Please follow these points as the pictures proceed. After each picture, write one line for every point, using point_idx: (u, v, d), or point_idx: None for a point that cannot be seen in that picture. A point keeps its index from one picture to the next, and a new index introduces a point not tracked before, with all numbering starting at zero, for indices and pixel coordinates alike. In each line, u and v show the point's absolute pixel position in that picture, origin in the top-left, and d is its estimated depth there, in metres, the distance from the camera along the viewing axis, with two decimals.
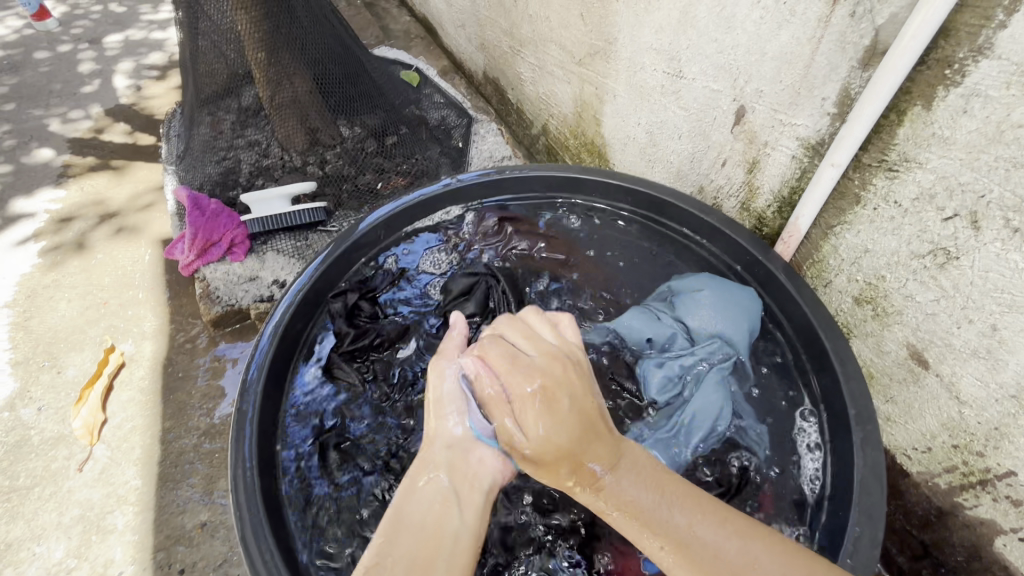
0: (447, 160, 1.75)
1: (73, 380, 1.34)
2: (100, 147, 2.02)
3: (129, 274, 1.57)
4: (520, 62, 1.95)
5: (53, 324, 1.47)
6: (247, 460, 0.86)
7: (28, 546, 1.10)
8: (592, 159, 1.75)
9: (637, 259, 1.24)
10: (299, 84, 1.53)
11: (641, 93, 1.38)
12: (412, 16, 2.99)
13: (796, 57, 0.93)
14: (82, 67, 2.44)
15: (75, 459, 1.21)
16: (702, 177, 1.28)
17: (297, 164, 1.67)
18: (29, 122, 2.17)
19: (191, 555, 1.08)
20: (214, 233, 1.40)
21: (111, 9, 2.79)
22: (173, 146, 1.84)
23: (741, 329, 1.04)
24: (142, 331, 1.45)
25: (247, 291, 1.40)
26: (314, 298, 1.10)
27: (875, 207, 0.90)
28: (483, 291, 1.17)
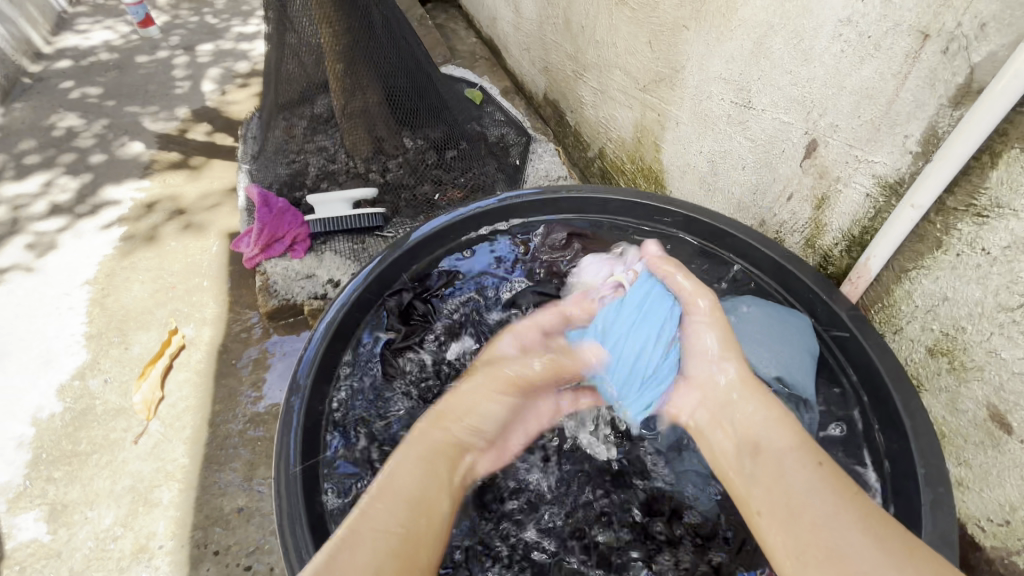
0: (503, 176, 1.78)
1: (138, 357, 1.43)
2: (184, 144, 2.18)
3: (198, 262, 1.68)
4: (582, 86, 1.98)
5: (126, 303, 1.57)
6: (293, 457, 0.87)
7: (81, 509, 1.16)
8: (648, 184, 1.74)
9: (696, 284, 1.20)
10: (370, 96, 1.61)
11: (706, 122, 1.36)
12: (478, 38, 3.10)
13: (877, 92, 0.90)
14: (176, 71, 2.65)
15: (132, 432, 1.28)
16: (764, 211, 1.25)
17: (361, 170, 1.74)
18: (125, 118, 2.37)
19: (226, 537, 1.11)
20: (279, 230, 1.48)
21: (207, 21, 3.04)
22: (249, 146, 1.97)
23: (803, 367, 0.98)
24: (203, 317, 1.53)
25: (303, 287, 1.46)
26: (368, 301, 1.12)
27: (958, 254, 0.85)
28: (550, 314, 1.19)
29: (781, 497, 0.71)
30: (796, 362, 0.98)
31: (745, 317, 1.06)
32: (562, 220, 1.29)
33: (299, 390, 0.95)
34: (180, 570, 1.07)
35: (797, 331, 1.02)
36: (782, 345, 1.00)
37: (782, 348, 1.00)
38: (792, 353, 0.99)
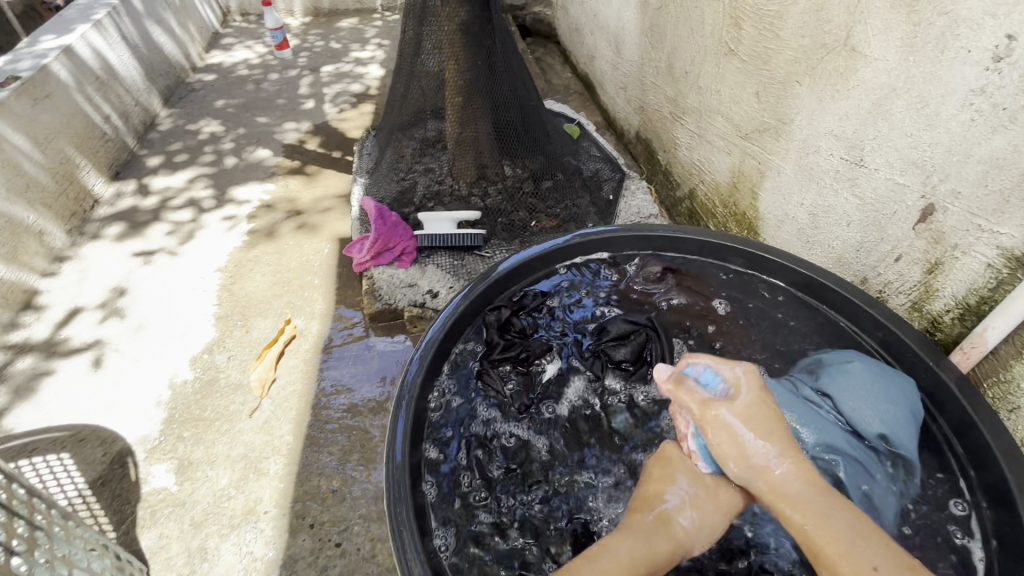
0: (595, 209, 1.86)
1: (256, 340, 1.61)
2: (306, 155, 2.43)
3: (311, 262, 1.87)
4: (679, 128, 2.03)
5: (250, 291, 1.78)
6: (398, 452, 0.94)
7: (203, 468, 1.32)
8: (740, 229, 1.75)
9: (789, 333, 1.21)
10: (482, 125, 1.75)
11: (811, 175, 1.37)
12: (573, 74, 3.24)
13: (1010, 164, 0.90)
14: (302, 90, 2.97)
15: (248, 406, 1.44)
16: (867, 269, 1.24)
17: (464, 193, 1.86)
18: (257, 128, 2.68)
19: (321, 513, 1.22)
20: (390, 241, 1.63)
21: (331, 46, 3.39)
22: (363, 162, 2.18)
23: (907, 427, 0.95)
24: (313, 311, 1.70)
25: (405, 295, 1.58)
26: (473, 311, 1.20)
27: None
28: (642, 341, 1.23)
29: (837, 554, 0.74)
30: (897, 422, 0.95)
31: (851, 372, 1.02)
32: (657, 257, 1.34)
33: (404, 390, 1.03)
34: (281, 535, 1.19)
35: (902, 390, 0.98)
36: (889, 404, 0.97)
37: (889, 407, 0.96)
38: (899, 414, 0.96)
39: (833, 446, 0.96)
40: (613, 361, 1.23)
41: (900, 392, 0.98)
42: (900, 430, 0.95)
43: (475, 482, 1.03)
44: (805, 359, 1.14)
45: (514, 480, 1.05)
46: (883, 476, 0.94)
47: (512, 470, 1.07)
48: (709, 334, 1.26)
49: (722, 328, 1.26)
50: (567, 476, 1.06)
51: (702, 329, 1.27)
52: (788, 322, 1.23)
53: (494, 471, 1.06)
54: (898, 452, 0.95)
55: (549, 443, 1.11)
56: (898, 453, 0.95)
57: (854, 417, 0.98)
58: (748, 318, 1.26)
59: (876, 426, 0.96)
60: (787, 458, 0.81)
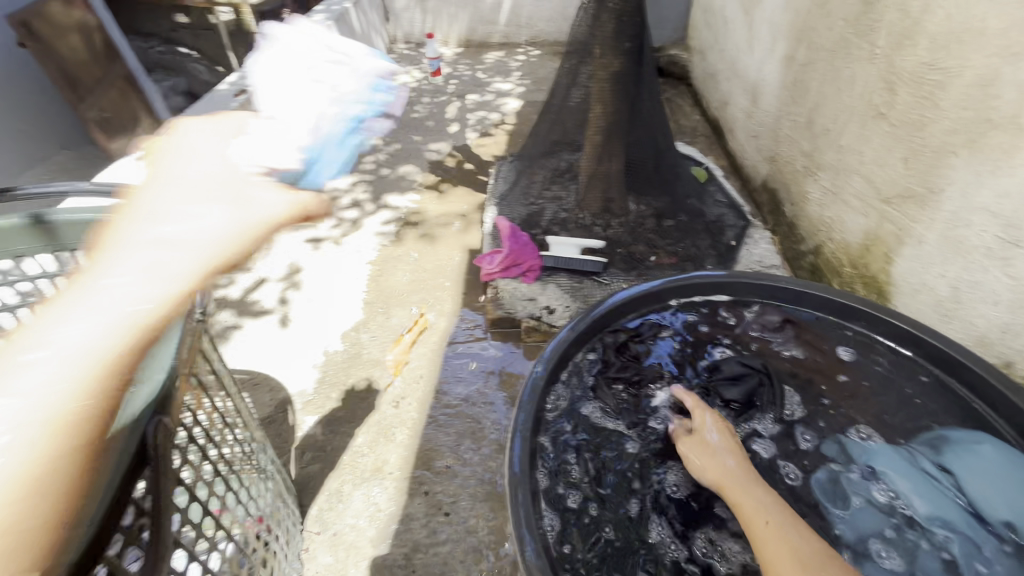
0: (714, 252, 1.91)
1: (394, 326, 1.87)
2: (447, 172, 2.74)
3: (445, 266, 2.12)
4: (811, 183, 2.02)
5: (392, 284, 2.06)
6: (521, 446, 1.03)
7: (344, 426, 1.57)
8: (867, 292, 1.71)
9: (912, 405, 1.19)
10: (616, 163, 1.89)
11: (957, 248, 1.33)
12: (703, 117, 3.29)
13: None
14: (448, 113, 3.34)
15: (383, 381, 1.69)
16: (1014, 353, 1.18)
17: (587, 223, 2.02)
18: (409, 144, 3.06)
19: (435, 484, 1.40)
20: (519, 258, 1.81)
21: (477, 76, 3.76)
22: (499, 183, 2.42)
23: None
24: (442, 309, 1.93)
25: (525, 307, 1.76)
26: (597, 326, 1.29)
27: None
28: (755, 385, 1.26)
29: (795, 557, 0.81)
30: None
31: (980, 453, 1.01)
32: (778, 308, 1.38)
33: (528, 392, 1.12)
34: (401, 494, 1.39)
35: None
36: (1018, 492, 0.96)
37: (1017, 495, 0.95)
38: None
39: (946, 522, 0.96)
40: (722, 399, 1.27)
41: None
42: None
43: (577, 484, 1.11)
44: (927, 434, 1.13)
45: (614, 497, 1.11)
46: (1007, 567, 0.91)
47: (613, 487, 1.13)
48: (824, 390, 1.27)
49: (840, 388, 1.26)
50: (665, 504, 1.10)
51: (818, 386, 1.27)
52: (912, 393, 1.20)
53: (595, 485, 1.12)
54: None
55: (652, 466, 1.15)
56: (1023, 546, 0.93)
57: (977, 498, 0.98)
58: (869, 382, 1.25)
59: (1000, 514, 0.95)
60: (737, 465, 0.99)
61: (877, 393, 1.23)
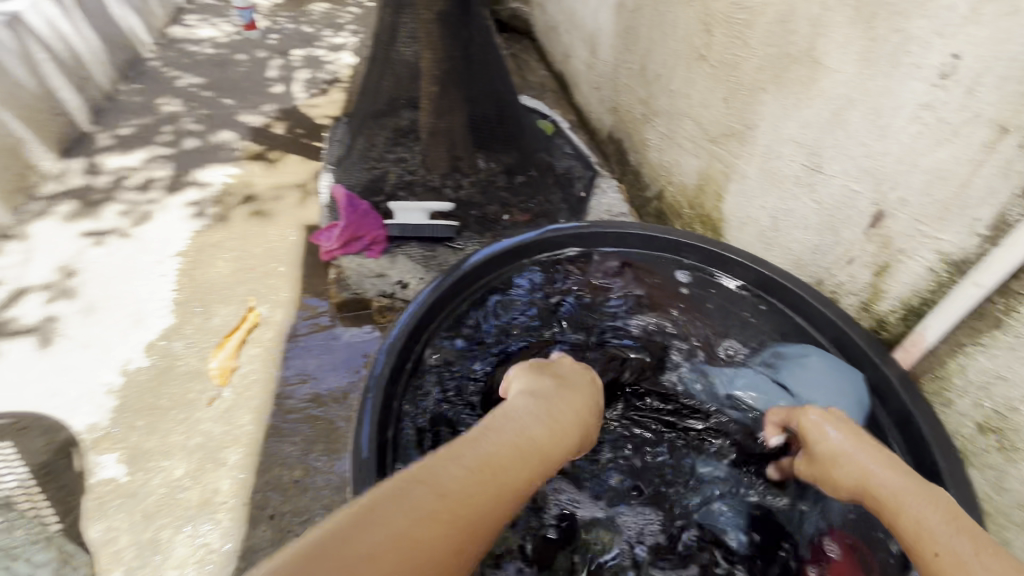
0: (566, 206, 1.89)
1: (217, 327, 1.56)
2: (273, 140, 2.36)
3: (277, 249, 1.82)
4: (649, 130, 2.07)
5: (211, 277, 1.72)
6: (365, 444, 0.94)
7: (157, 458, 1.27)
8: (705, 230, 1.80)
9: (748, 329, 1.26)
10: (456, 118, 1.74)
11: (772, 180, 1.43)
12: (549, 71, 3.26)
13: (951, 175, 0.96)
14: (270, 72, 2.88)
15: (207, 395, 1.39)
16: (822, 271, 1.30)
17: (436, 184, 1.85)
18: (221, 109, 2.58)
19: (283, 504, 1.19)
20: (361, 229, 1.59)
21: (302, 29, 3.29)
22: (334, 149, 2.13)
23: (851, 416, 1.05)
24: (277, 299, 1.65)
25: (373, 285, 1.59)
26: (440, 306, 1.20)
27: (1018, 336, 0.88)
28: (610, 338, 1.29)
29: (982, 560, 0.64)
30: (842, 412, 1.05)
31: (808, 366, 1.12)
32: (622, 255, 1.38)
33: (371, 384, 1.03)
34: (240, 526, 1.16)
35: (846, 381, 1.08)
36: (837, 395, 1.06)
37: (835, 397, 1.06)
38: (846, 404, 1.05)
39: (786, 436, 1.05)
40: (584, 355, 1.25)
41: (845, 384, 1.08)
42: (846, 420, 1.05)
43: None
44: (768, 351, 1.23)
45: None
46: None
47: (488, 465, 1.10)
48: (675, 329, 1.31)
49: (686, 323, 1.31)
50: (542, 479, 1.07)
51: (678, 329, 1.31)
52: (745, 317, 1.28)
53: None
54: None
55: None
56: None
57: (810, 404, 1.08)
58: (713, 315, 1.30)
59: None
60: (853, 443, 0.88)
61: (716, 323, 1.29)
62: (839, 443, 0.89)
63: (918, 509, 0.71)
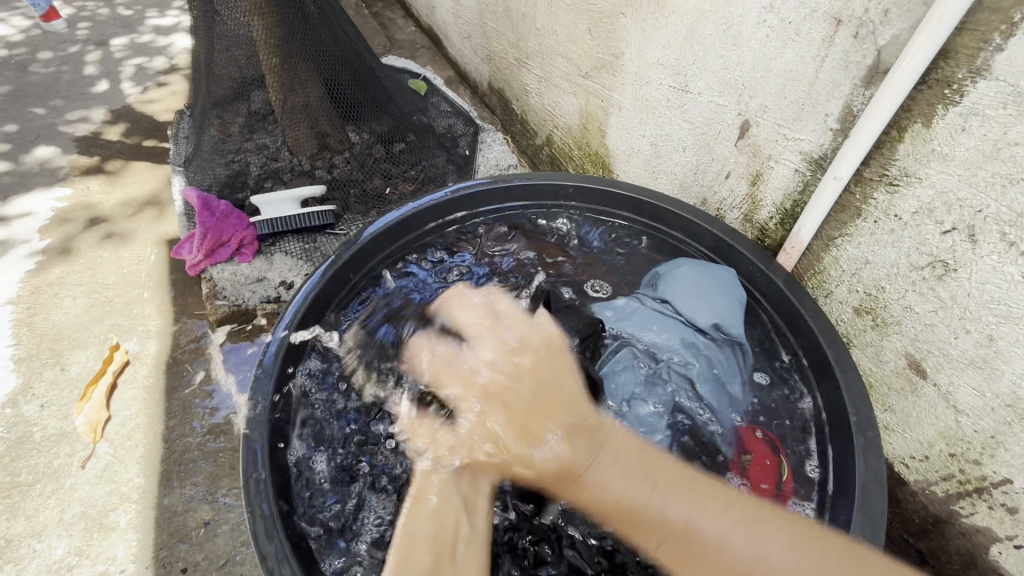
0: (453, 167, 1.78)
1: (76, 378, 1.34)
2: (108, 147, 2.02)
3: (135, 273, 1.58)
4: (526, 74, 1.99)
5: (58, 321, 1.46)
6: (257, 459, 0.87)
7: (29, 543, 1.09)
8: (596, 169, 1.78)
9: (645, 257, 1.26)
10: (311, 89, 1.55)
11: (647, 106, 1.41)
12: (418, 27, 3.04)
13: (800, 75, 0.97)
14: (88, 68, 2.44)
15: (78, 457, 1.20)
16: (705, 190, 1.31)
17: (306, 168, 1.67)
18: (32, 120, 2.16)
19: (194, 553, 1.07)
20: (223, 234, 1.42)
21: (119, 12, 2.81)
22: (181, 147, 1.86)
23: (732, 312, 1.08)
24: (147, 330, 1.45)
25: (254, 292, 1.42)
26: (324, 302, 1.11)
27: (876, 220, 0.93)
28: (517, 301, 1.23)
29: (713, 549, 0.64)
30: (718, 309, 1.08)
31: (680, 276, 1.13)
32: (511, 212, 1.32)
33: (260, 395, 0.94)
34: None
35: (722, 278, 1.12)
36: (714, 298, 1.09)
37: (714, 299, 1.09)
38: (723, 303, 1.08)
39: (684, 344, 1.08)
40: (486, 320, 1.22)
41: (720, 282, 1.11)
42: (726, 314, 1.08)
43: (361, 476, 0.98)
44: (648, 274, 1.24)
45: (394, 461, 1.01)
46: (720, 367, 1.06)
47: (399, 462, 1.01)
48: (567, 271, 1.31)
49: (577, 265, 1.32)
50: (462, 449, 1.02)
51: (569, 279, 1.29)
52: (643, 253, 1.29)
53: (378, 464, 1.00)
54: (730, 337, 1.09)
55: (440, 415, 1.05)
56: (730, 335, 1.09)
57: (690, 314, 1.09)
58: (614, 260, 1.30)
59: (708, 320, 1.08)
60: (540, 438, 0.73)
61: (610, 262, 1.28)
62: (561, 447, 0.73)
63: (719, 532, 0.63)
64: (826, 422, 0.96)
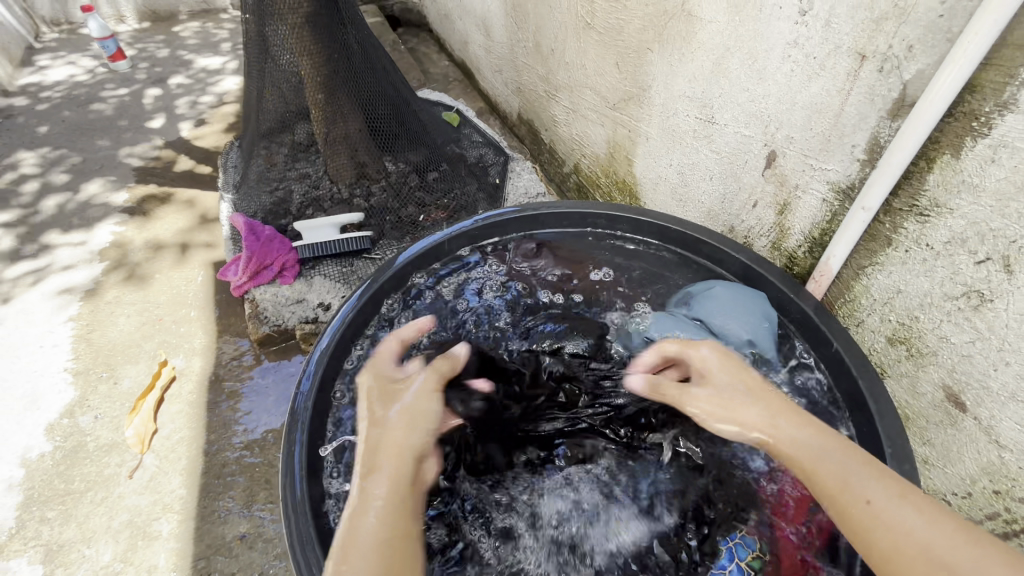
0: (484, 195, 1.84)
1: (128, 391, 1.42)
2: (163, 176, 2.17)
3: (184, 293, 1.68)
4: (555, 105, 2.06)
5: (113, 338, 1.56)
6: (297, 473, 0.91)
7: (78, 548, 1.15)
8: (623, 197, 1.81)
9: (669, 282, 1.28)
10: (351, 123, 1.65)
11: (674, 137, 1.44)
12: (450, 61, 3.18)
13: (825, 107, 0.99)
14: (148, 104, 2.64)
15: (126, 466, 1.27)
16: (732, 218, 1.33)
17: (345, 196, 1.75)
18: (97, 150, 2.34)
19: (229, 564, 1.11)
20: (267, 257, 1.50)
21: (177, 52, 3.04)
22: (229, 176, 1.98)
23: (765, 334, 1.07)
24: (193, 348, 1.53)
25: (293, 313, 1.48)
26: (359, 323, 1.16)
27: (907, 250, 0.93)
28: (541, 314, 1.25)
29: (868, 521, 0.64)
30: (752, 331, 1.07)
31: (712, 296, 1.13)
32: (539, 236, 1.36)
33: (299, 413, 0.98)
34: None
35: (754, 303, 1.10)
36: (747, 318, 1.08)
37: (748, 318, 1.08)
38: (758, 324, 1.07)
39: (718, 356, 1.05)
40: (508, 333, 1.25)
41: (752, 307, 1.10)
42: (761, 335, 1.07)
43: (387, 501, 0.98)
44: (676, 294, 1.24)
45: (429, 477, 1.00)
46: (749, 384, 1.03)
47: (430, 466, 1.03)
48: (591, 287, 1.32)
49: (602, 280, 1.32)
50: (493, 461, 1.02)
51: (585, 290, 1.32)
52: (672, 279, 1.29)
53: None
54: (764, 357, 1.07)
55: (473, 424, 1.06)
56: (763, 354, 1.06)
57: (723, 330, 1.08)
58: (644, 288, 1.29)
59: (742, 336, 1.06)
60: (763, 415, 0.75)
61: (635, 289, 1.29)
62: (811, 448, 0.71)
63: (844, 470, 0.67)
64: (862, 456, 0.93)
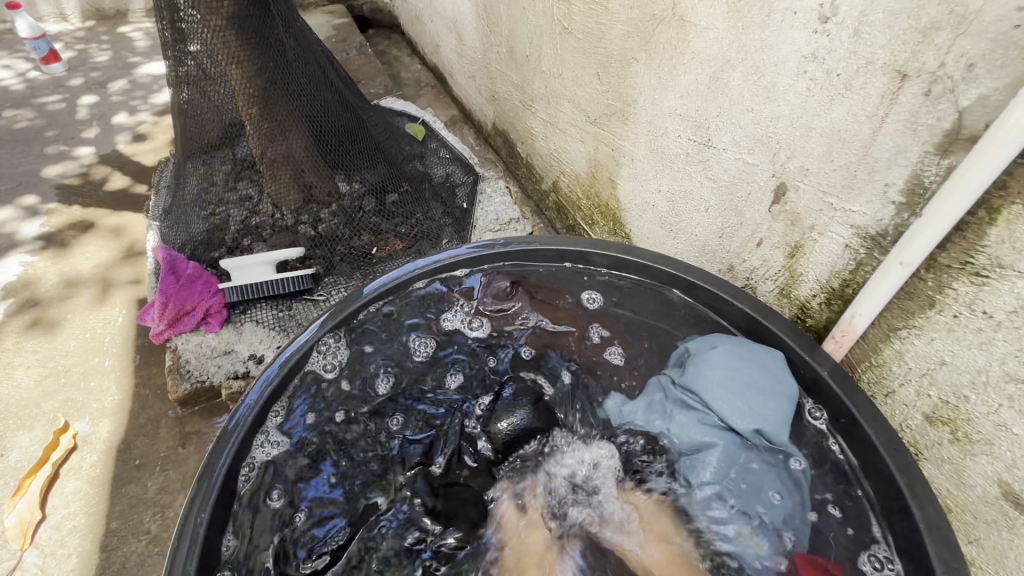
0: (450, 220, 1.64)
1: (15, 466, 1.18)
2: (89, 196, 1.92)
3: (99, 337, 1.44)
4: (531, 118, 1.86)
5: (6, 395, 1.32)
6: None
7: None
8: (606, 222, 1.62)
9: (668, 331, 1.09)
10: (294, 139, 1.42)
11: (663, 160, 1.25)
12: (423, 65, 2.97)
13: (852, 135, 0.80)
14: (81, 112, 2.38)
15: (1, 569, 1.04)
16: (731, 256, 1.14)
17: (289, 222, 1.53)
18: (16, 165, 2.08)
19: None
20: (187, 302, 1.28)
21: (121, 55, 2.78)
22: (161, 198, 1.73)
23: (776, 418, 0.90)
24: (102, 408, 1.29)
25: (220, 367, 1.24)
26: (281, 395, 0.92)
27: (955, 315, 0.75)
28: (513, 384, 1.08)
29: None
30: (759, 413, 0.90)
31: (710, 360, 0.95)
32: (511, 274, 1.14)
33: (199, 534, 0.74)
34: None
35: (765, 369, 0.92)
36: (753, 393, 0.91)
37: (755, 395, 0.90)
38: (769, 402, 0.90)
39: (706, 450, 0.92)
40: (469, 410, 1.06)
41: (762, 376, 0.91)
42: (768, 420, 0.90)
43: None
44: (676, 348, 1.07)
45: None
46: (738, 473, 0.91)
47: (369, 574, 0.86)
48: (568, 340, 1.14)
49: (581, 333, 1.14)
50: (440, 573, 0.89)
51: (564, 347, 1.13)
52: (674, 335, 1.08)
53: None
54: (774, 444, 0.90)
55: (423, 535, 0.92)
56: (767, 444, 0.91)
57: (723, 411, 0.91)
58: (636, 340, 1.11)
59: (747, 425, 0.90)
60: None
61: (622, 339, 1.11)
62: None
63: None
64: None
